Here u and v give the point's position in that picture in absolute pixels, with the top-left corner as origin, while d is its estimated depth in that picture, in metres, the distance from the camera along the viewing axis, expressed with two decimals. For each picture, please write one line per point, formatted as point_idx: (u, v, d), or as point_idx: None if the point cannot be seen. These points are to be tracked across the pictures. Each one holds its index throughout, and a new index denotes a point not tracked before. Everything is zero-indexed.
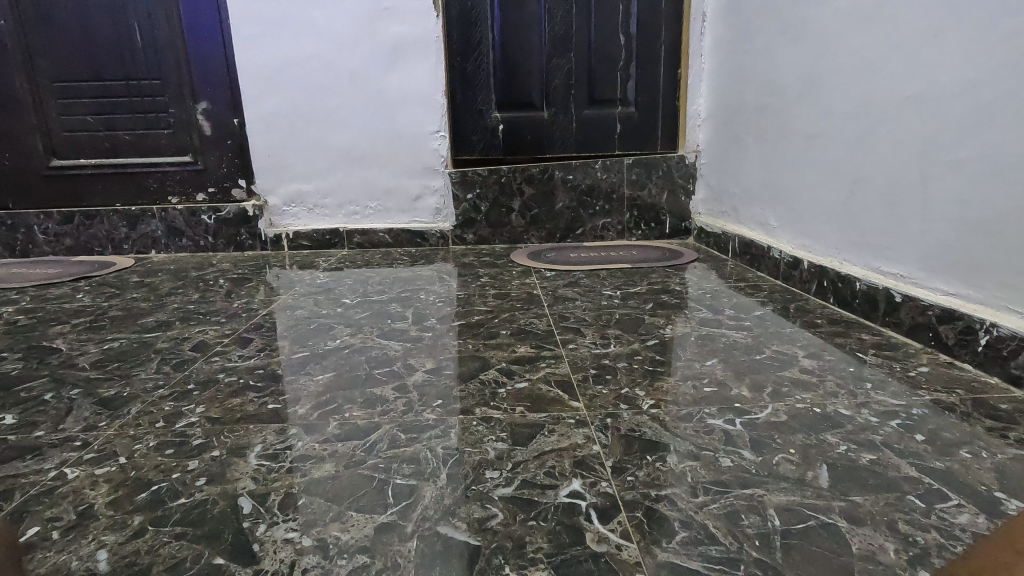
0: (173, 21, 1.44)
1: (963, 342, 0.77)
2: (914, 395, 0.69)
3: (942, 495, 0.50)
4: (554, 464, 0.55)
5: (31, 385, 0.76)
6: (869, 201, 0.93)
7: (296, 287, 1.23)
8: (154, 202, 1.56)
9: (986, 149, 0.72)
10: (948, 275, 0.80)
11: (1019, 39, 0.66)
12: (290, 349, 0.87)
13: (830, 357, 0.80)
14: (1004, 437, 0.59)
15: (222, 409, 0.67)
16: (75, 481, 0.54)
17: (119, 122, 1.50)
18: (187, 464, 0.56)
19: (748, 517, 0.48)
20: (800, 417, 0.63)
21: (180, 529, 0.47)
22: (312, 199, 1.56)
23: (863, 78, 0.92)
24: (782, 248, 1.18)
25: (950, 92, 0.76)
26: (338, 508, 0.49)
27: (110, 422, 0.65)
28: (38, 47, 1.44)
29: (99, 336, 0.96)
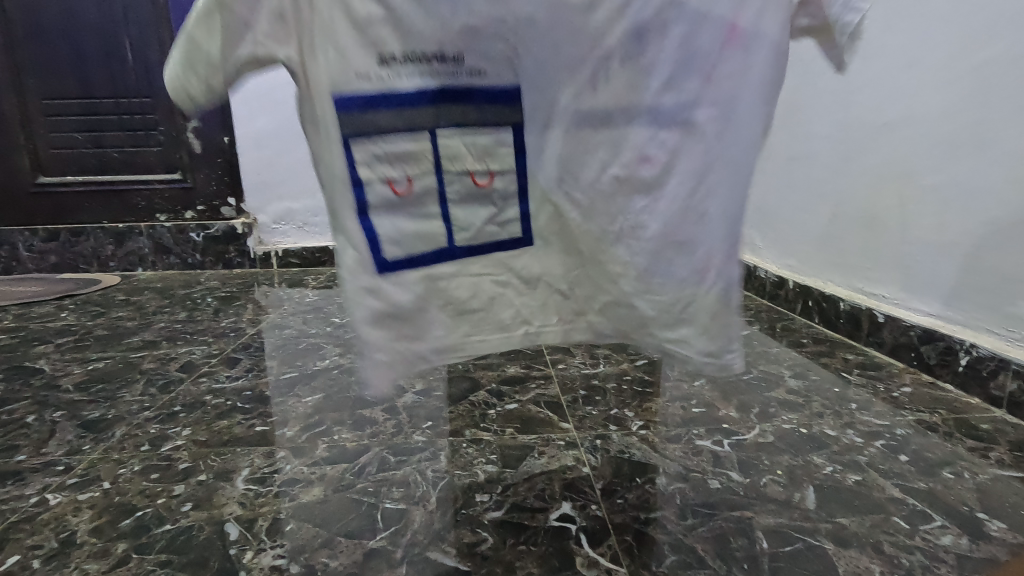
0: (166, 40, 1.44)
1: (944, 362, 0.79)
2: (897, 415, 0.70)
3: (927, 516, 0.51)
4: (544, 487, 0.55)
5: (12, 407, 0.75)
6: (850, 223, 0.95)
7: (285, 305, 1.22)
8: (142, 219, 1.55)
9: (963, 174, 0.74)
10: (927, 296, 0.81)
11: (993, 69, 0.69)
12: (278, 370, 0.86)
13: (815, 377, 0.81)
14: (987, 457, 0.60)
15: (208, 432, 0.67)
16: (57, 507, 0.53)
17: (107, 139, 1.49)
18: (172, 489, 0.56)
19: (737, 539, 0.48)
20: (787, 438, 0.64)
21: (165, 556, 0.47)
22: (301, 218, 1.56)
23: (842, 103, 0.95)
24: (767, 268, 1.19)
25: (927, 119, 0.79)
26: (327, 534, 0.49)
27: (95, 446, 0.64)
28: (28, 65, 1.44)
29: (83, 356, 0.94)
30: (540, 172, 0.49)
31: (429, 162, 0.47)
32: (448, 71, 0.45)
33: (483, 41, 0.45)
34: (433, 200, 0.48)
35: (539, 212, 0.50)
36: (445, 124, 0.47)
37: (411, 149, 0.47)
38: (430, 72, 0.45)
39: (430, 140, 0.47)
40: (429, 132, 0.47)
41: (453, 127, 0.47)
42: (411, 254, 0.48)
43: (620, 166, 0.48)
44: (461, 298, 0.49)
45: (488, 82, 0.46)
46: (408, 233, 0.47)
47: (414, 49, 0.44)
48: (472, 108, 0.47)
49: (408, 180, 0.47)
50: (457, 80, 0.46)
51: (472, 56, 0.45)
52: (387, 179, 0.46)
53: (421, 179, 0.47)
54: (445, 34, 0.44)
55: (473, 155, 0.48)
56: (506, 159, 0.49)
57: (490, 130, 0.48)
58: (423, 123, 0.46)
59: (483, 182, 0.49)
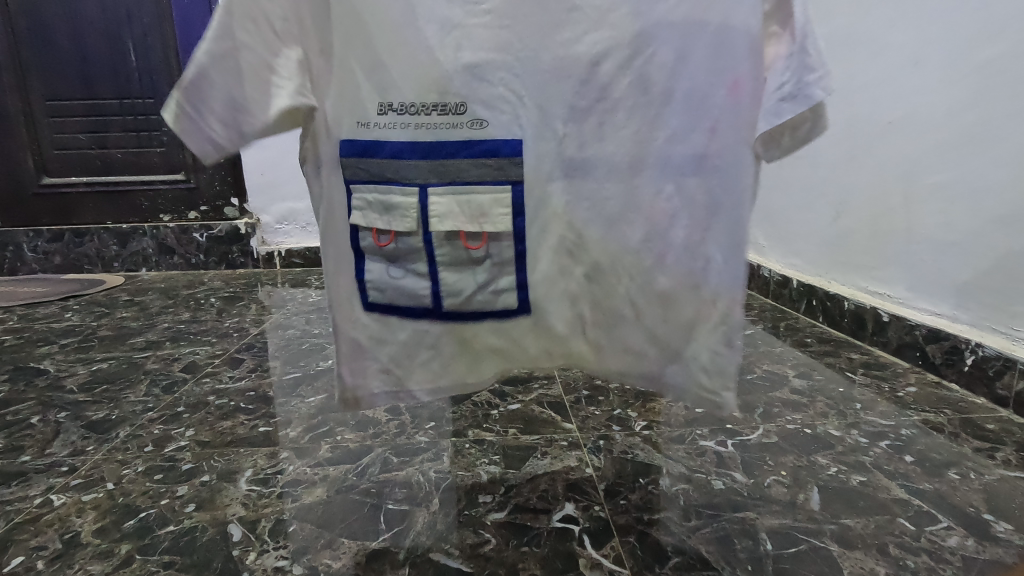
0: (169, 41, 1.45)
1: (950, 361, 0.78)
2: (903, 415, 0.69)
3: (932, 517, 0.50)
4: (547, 488, 0.55)
5: (16, 408, 0.75)
6: (855, 222, 0.94)
7: (289, 306, 1.23)
8: (146, 220, 1.55)
9: (966, 173, 0.74)
10: (933, 295, 0.81)
11: (999, 66, 0.69)
12: (281, 370, 0.86)
13: (820, 377, 0.81)
14: (993, 458, 0.60)
15: (212, 433, 0.67)
16: (61, 508, 0.53)
17: (111, 140, 1.49)
18: (176, 489, 0.56)
19: (741, 541, 0.48)
20: (791, 438, 0.63)
21: (168, 558, 0.47)
22: (304, 218, 1.56)
23: (846, 101, 0.94)
24: (771, 267, 1.19)
25: (932, 117, 0.78)
26: (330, 535, 0.49)
27: (99, 447, 0.64)
28: (32, 66, 1.44)
29: (87, 356, 0.95)
30: (542, 227, 0.49)
31: (414, 221, 0.48)
32: (445, 122, 0.47)
33: (482, 92, 0.47)
34: (421, 258, 0.49)
35: (538, 270, 0.50)
36: (438, 181, 0.48)
37: (400, 204, 0.48)
38: (426, 122, 0.47)
39: (419, 197, 0.48)
40: (419, 187, 0.48)
41: (446, 185, 0.48)
42: (393, 302, 0.51)
43: (625, 219, 0.48)
44: (452, 352, 0.52)
45: (486, 134, 0.47)
46: (386, 284, 0.50)
47: (411, 102, 0.47)
48: (467, 163, 0.47)
49: (391, 235, 0.49)
50: (453, 133, 0.47)
51: (472, 108, 0.47)
52: (371, 230, 0.49)
53: (405, 237, 0.49)
54: (444, 88, 0.47)
55: (466, 214, 0.48)
56: (505, 219, 0.48)
57: (487, 189, 0.48)
58: (415, 176, 0.48)
59: (475, 245, 0.49)
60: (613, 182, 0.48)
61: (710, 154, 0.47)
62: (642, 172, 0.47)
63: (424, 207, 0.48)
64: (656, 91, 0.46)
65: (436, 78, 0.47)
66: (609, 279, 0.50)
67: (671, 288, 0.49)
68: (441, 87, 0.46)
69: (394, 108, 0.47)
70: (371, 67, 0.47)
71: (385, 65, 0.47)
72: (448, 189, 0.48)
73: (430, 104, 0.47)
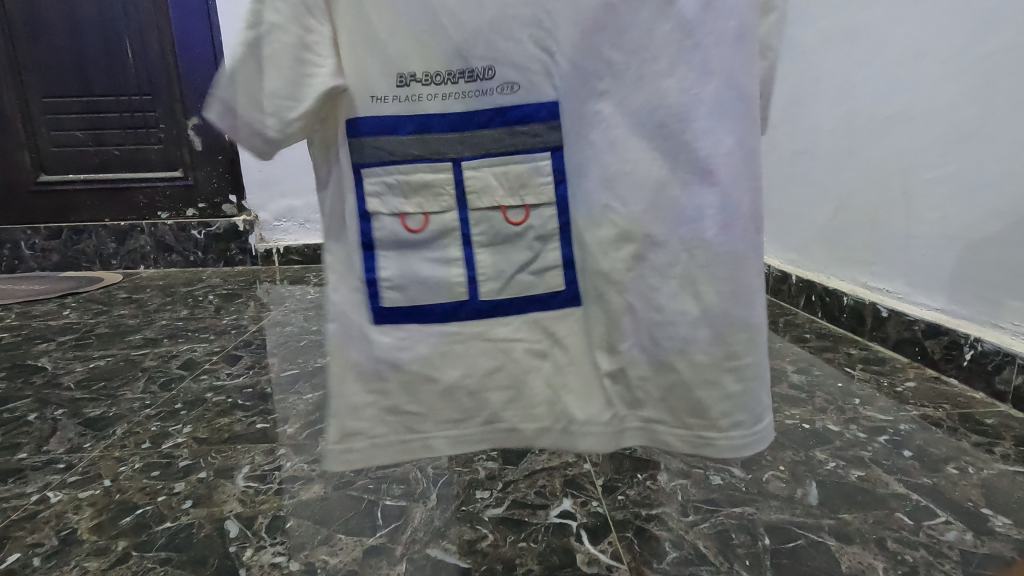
0: (165, 37, 1.44)
1: (949, 356, 0.78)
2: (901, 410, 0.69)
3: (930, 512, 0.50)
4: (545, 483, 0.55)
5: (14, 406, 0.75)
6: (855, 217, 0.94)
7: (286, 303, 1.22)
8: (144, 217, 1.55)
9: (967, 167, 0.73)
10: (932, 290, 0.81)
11: (1000, 59, 0.68)
12: (279, 367, 0.86)
13: (819, 372, 0.81)
14: (992, 452, 0.60)
15: (209, 429, 0.67)
16: (57, 505, 0.53)
17: (108, 137, 1.49)
18: (173, 486, 0.56)
19: (739, 535, 0.48)
20: (790, 433, 0.63)
21: (165, 554, 0.46)
22: (302, 215, 1.56)
23: (845, 95, 0.94)
24: (770, 263, 1.18)
25: (932, 111, 0.78)
26: (327, 531, 0.49)
27: (96, 444, 0.64)
28: (28, 63, 1.44)
29: (85, 354, 0.94)
30: (586, 195, 0.47)
31: (451, 198, 0.47)
32: (471, 91, 0.46)
33: (510, 57, 0.45)
34: (455, 242, 0.48)
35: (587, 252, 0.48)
36: (472, 154, 0.46)
37: (434, 181, 0.47)
38: (455, 90, 0.46)
39: (453, 172, 0.47)
40: (453, 162, 0.46)
41: (481, 156, 0.46)
42: (415, 301, 0.49)
43: (663, 197, 0.45)
44: (483, 378, 0.49)
45: (518, 101, 0.46)
46: (411, 279, 0.48)
47: (435, 70, 0.46)
48: (502, 132, 0.46)
49: (422, 217, 0.47)
50: (485, 100, 0.46)
51: (501, 70, 0.46)
52: (399, 213, 0.47)
53: (439, 217, 0.47)
54: (467, 54, 0.45)
55: (507, 187, 0.47)
56: (546, 190, 0.47)
57: (530, 158, 0.46)
58: (446, 152, 0.46)
59: (517, 220, 0.47)
60: (655, 142, 0.45)
61: (755, 107, 0.44)
62: (684, 127, 0.44)
63: (460, 181, 0.47)
64: (691, 42, 0.43)
65: (464, 44, 0.45)
66: (659, 247, 0.46)
67: (725, 256, 0.45)
68: (465, 54, 0.45)
69: (422, 76, 0.46)
70: (381, 36, 0.45)
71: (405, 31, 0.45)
72: (483, 162, 0.46)
73: (458, 71, 0.46)
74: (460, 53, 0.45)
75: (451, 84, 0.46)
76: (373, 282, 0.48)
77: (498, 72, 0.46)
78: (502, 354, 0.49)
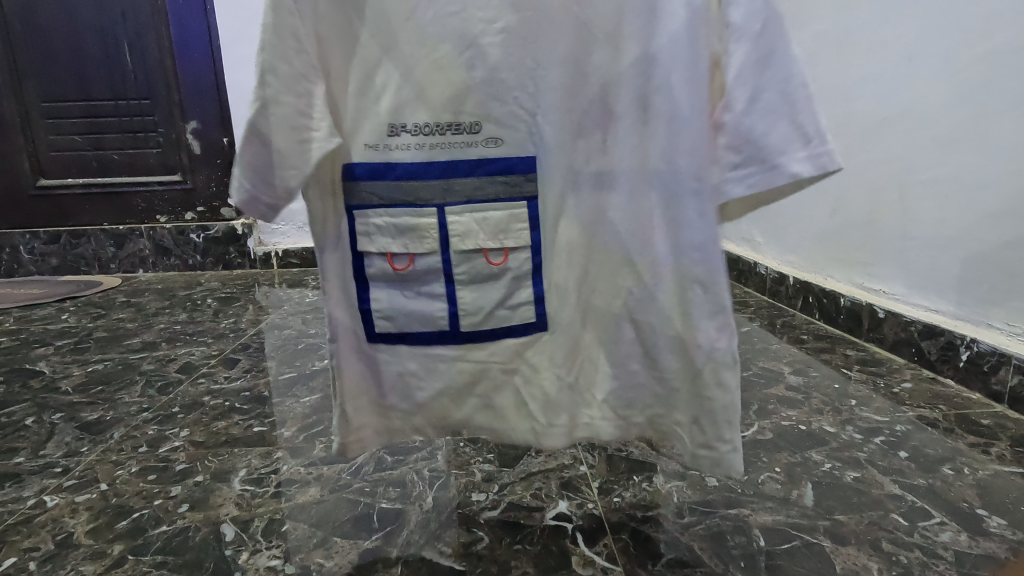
0: (163, 41, 1.44)
1: (945, 357, 0.78)
2: (897, 411, 0.69)
3: (926, 513, 0.50)
4: (541, 486, 0.55)
5: (12, 410, 0.75)
6: (850, 220, 0.95)
7: (285, 306, 1.23)
8: (142, 221, 1.55)
9: (962, 169, 0.74)
10: (927, 291, 0.81)
11: (992, 63, 0.69)
12: (277, 370, 0.86)
13: (816, 374, 0.81)
14: (987, 453, 0.60)
15: (206, 433, 0.67)
16: (53, 509, 0.53)
17: (107, 141, 1.49)
18: (169, 490, 0.56)
19: (735, 537, 0.48)
20: (785, 434, 0.63)
21: (161, 558, 0.46)
22: (300, 218, 1.56)
23: (841, 98, 0.94)
24: (767, 264, 1.19)
25: (926, 114, 0.78)
26: (323, 534, 0.49)
27: (93, 448, 0.64)
28: (27, 68, 1.44)
29: (83, 357, 0.95)
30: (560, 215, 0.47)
31: (435, 241, 0.46)
32: (458, 142, 0.45)
33: (502, 107, 0.45)
34: (438, 279, 0.47)
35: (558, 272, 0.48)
36: (455, 200, 0.46)
37: (417, 225, 0.46)
38: (442, 139, 0.45)
39: (437, 218, 0.46)
40: (436, 209, 0.46)
41: (463, 203, 0.46)
42: (404, 329, 0.48)
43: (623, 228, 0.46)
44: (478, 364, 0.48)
45: (505, 152, 0.46)
46: (399, 310, 0.47)
47: (425, 121, 0.45)
48: (484, 181, 0.46)
49: (409, 258, 0.47)
50: (469, 151, 0.45)
51: (488, 126, 0.45)
52: (387, 255, 0.46)
53: (424, 258, 0.47)
54: (459, 105, 0.45)
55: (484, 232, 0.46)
56: (523, 236, 0.46)
57: (501, 206, 0.46)
58: (429, 199, 0.46)
59: (497, 261, 0.47)
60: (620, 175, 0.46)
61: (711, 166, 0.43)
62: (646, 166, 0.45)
63: (443, 225, 0.46)
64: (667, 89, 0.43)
65: (457, 96, 0.44)
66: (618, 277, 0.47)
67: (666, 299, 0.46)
68: (456, 102, 0.45)
69: (413, 128, 0.45)
70: (384, 81, 0.44)
71: (411, 73, 0.44)
72: (465, 208, 0.46)
73: (449, 122, 0.45)
74: (452, 106, 0.45)
75: (439, 133, 0.45)
76: (367, 312, 0.48)
77: (490, 120, 0.45)
78: (480, 375, 0.49)
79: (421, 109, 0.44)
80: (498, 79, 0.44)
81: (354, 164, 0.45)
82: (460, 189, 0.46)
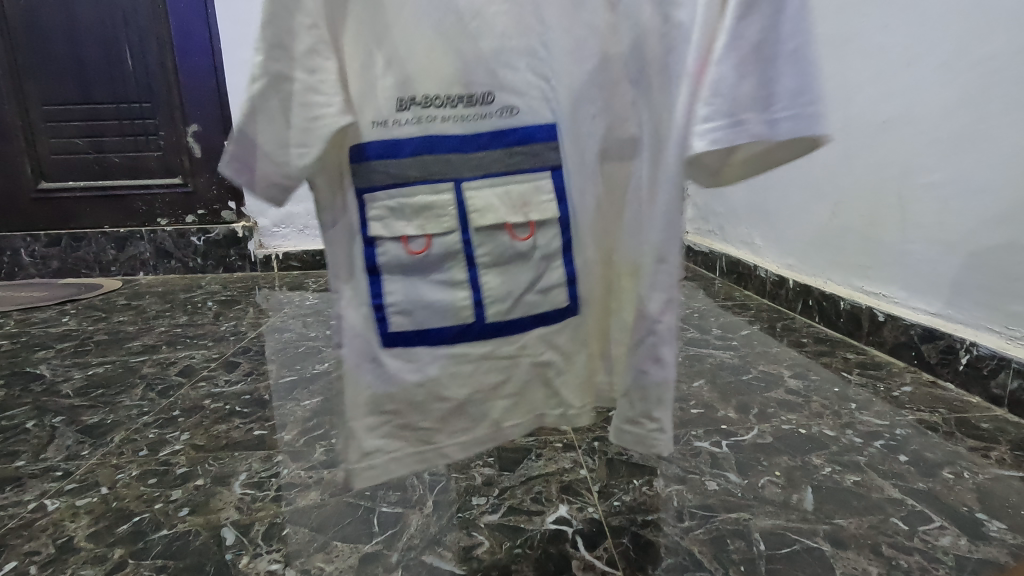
0: (165, 45, 1.45)
1: (945, 361, 0.78)
2: (897, 414, 0.69)
3: (926, 517, 0.50)
4: (541, 490, 0.55)
5: (12, 413, 0.75)
6: (850, 222, 0.95)
7: (285, 309, 1.23)
8: (143, 224, 1.55)
9: (962, 172, 0.74)
10: (927, 294, 0.81)
11: (991, 67, 0.69)
12: (277, 373, 0.86)
13: (815, 377, 0.81)
14: (987, 457, 0.60)
15: (207, 436, 0.67)
16: (54, 513, 0.53)
17: (108, 144, 1.49)
18: (170, 493, 0.56)
19: (734, 541, 0.48)
20: (786, 438, 0.64)
21: (162, 562, 0.47)
22: (301, 221, 1.57)
23: (841, 101, 0.94)
24: (767, 267, 1.19)
25: (926, 117, 0.78)
26: (323, 538, 0.49)
27: (94, 451, 0.64)
28: (29, 72, 1.44)
29: (83, 361, 0.95)
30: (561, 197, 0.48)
31: (453, 220, 0.45)
32: (473, 113, 0.45)
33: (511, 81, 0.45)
34: (460, 263, 0.46)
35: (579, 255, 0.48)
36: (472, 175, 0.45)
37: (435, 203, 0.45)
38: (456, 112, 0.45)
39: (455, 193, 0.45)
40: (453, 183, 0.45)
41: (481, 177, 0.46)
42: (422, 324, 0.47)
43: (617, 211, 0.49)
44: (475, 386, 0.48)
45: (519, 121, 0.46)
46: (417, 303, 0.46)
47: (436, 92, 0.44)
48: (502, 154, 0.46)
49: (425, 241, 0.45)
50: (484, 123, 0.45)
51: (501, 96, 0.45)
52: (399, 237, 0.45)
53: (440, 240, 0.46)
54: (468, 76, 0.44)
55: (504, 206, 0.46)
56: (546, 207, 0.46)
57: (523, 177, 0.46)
58: (445, 174, 0.45)
59: (522, 236, 0.46)
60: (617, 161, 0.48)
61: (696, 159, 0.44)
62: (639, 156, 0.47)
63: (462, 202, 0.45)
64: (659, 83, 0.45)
65: (466, 68, 0.44)
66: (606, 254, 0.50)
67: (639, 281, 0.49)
68: (464, 76, 0.44)
69: (423, 99, 0.44)
70: (388, 56, 0.43)
71: (409, 56, 0.43)
72: (484, 182, 0.46)
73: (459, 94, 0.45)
74: (461, 79, 0.44)
75: (452, 104, 0.45)
76: (380, 308, 0.46)
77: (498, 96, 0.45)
78: (508, 367, 0.48)
79: (430, 82, 0.44)
80: (504, 51, 0.44)
81: (366, 146, 0.44)
82: (479, 161, 0.46)
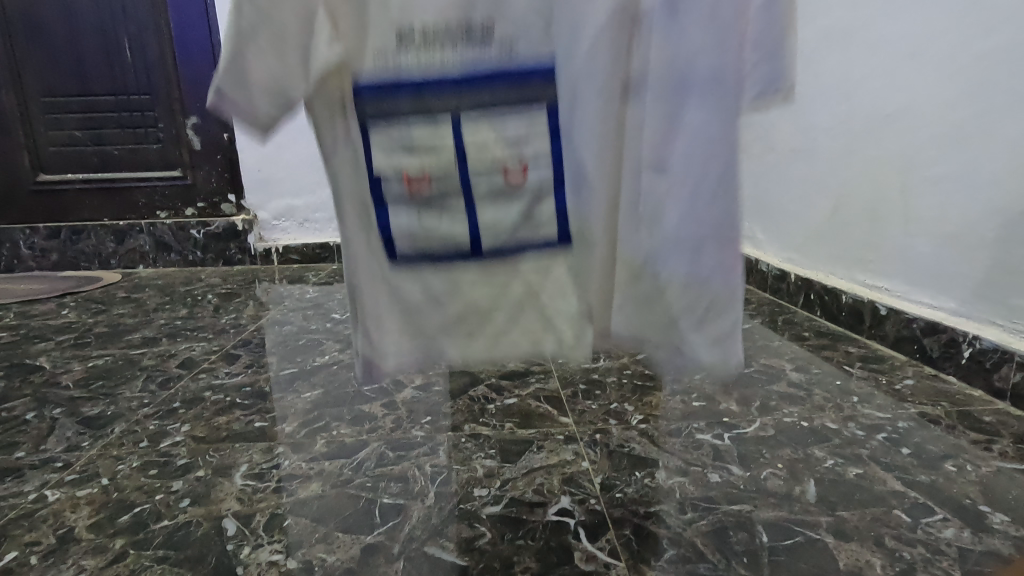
0: (164, 37, 1.44)
1: (947, 354, 0.78)
2: (900, 408, 0.69)
3: (929, 509, 0.50)
4: (543, 481, 0.55)
5: (12, 405, 0.75)
6: (853, 215, 0.94)
7: (286, 302, 1.22)
8: (142, 217, 1.55)
9: (966, 165, 0.73)
10: (930, 288, 0.81)
11: (996, 59, 0.68)
12: (278, 366, 0.86)
13: (817, 371, 0.81)
14: (990, 450, 0.60)
15: (207, 428, 0.67)
16: (55, 503, 0.53)
17: (107, 137, 1.49)
18: (171, 485, 0.56)
19: (737, 533, 0.48)
20: (787, 431, 0.63)
21: (163, 552, 0.46)
22: (301, 214, 1.56)
23: (844, 93, 0.94)
24: (769, 261, 1.19)
25: (930, 110, 0.78)
26: (325, 529, 0.49)
27: (94, 442, 0.64)
28: (27, 63, 1.43)
29: (83, 353, 0.94)
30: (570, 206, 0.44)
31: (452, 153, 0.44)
32: (472, 47, 0.42)
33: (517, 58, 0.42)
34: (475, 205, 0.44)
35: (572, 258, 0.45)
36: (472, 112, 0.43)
37: (434, 140, 0.43)
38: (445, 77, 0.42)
39: (454, 131, 0.43)
40: (453, 121, 0.43)
41: (482, 116, 0.43)
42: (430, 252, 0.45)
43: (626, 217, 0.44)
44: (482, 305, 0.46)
45: (518, 63, 0.42)
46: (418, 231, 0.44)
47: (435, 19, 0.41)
48: (505, 91, 0.42)
49: (423, 173, 0.44)
50: (484, 57, 0.42)
51: (501, 27, 0.42)
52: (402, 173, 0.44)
53: (440, 177, 0.44)
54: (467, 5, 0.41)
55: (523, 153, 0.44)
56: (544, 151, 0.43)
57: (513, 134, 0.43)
58: (445, 110, 0.43)
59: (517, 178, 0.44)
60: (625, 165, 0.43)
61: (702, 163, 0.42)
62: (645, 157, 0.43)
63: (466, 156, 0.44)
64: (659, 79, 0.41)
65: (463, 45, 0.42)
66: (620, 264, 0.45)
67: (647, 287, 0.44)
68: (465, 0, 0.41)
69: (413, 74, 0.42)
70: None
71: None
72: (484, 121, 0.43)
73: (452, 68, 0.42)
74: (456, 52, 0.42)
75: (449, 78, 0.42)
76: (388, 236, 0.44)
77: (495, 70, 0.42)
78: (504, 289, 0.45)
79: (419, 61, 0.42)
80: (506, 14, 0.41)
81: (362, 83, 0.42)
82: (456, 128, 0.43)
